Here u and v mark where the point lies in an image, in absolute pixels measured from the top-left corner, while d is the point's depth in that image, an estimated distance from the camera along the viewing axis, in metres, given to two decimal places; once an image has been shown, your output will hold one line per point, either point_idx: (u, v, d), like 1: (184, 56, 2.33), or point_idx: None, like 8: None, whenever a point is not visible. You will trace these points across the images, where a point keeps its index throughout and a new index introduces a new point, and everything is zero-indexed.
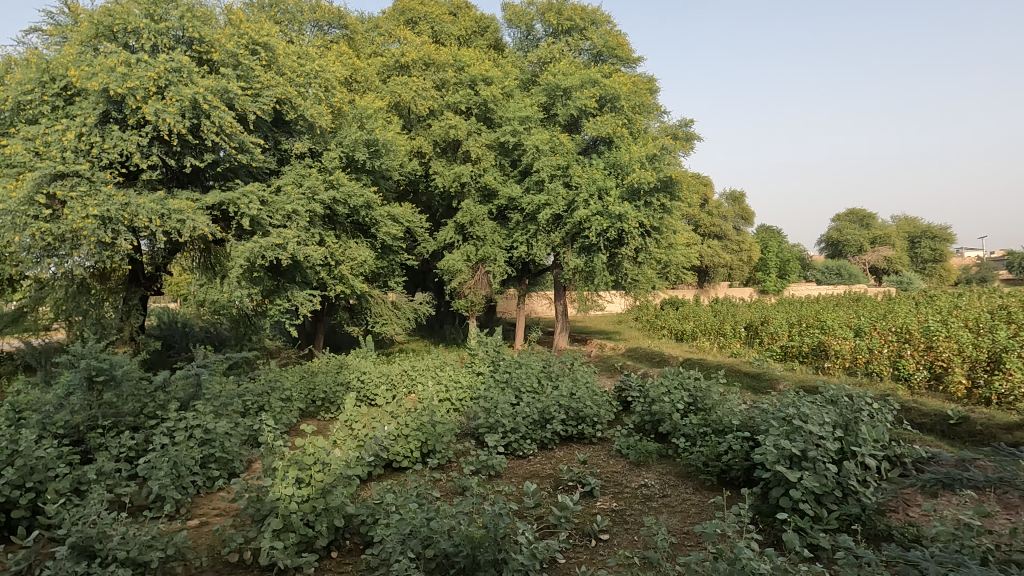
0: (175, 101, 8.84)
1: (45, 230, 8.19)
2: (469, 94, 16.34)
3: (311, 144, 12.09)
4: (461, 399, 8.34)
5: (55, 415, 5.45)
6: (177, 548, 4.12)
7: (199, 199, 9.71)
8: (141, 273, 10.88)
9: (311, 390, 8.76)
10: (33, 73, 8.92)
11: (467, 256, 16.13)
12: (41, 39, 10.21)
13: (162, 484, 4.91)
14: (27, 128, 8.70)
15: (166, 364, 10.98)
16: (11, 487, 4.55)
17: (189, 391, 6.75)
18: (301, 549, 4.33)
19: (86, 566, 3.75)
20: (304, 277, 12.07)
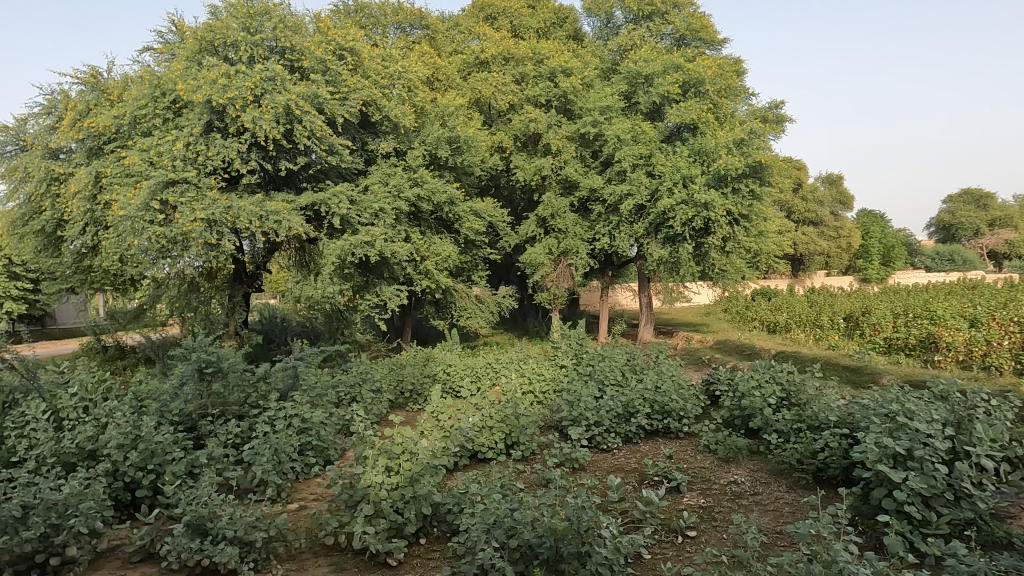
0: (270, 107, 9.37)
1: (161, 233, 8.90)
2: (549, 86, 16.53)
3: (396, 143, 12.46)
4: (545, 391, 8.38)
5: (172, 403, 5.93)
6: (279, 529, 4.35)
7: (293, 200, 10.22)
8: (244, 272, 11.62)
9: (400, 382, 9.08)
10: (147, 89, 9.68)
11: (550, 249, 16.17)
12: (153, 57, 11.05)
13: (265, 469, 5.24)
14: (143, 140, 9.44)
15: (268, 357, 11.71)
16: (135, 468, 5.00)
17: (288, 382, 7.14)
18: (392, 535, 4.49)
19: (199, 543, 4.07)
20: (392, 272, 12.31)
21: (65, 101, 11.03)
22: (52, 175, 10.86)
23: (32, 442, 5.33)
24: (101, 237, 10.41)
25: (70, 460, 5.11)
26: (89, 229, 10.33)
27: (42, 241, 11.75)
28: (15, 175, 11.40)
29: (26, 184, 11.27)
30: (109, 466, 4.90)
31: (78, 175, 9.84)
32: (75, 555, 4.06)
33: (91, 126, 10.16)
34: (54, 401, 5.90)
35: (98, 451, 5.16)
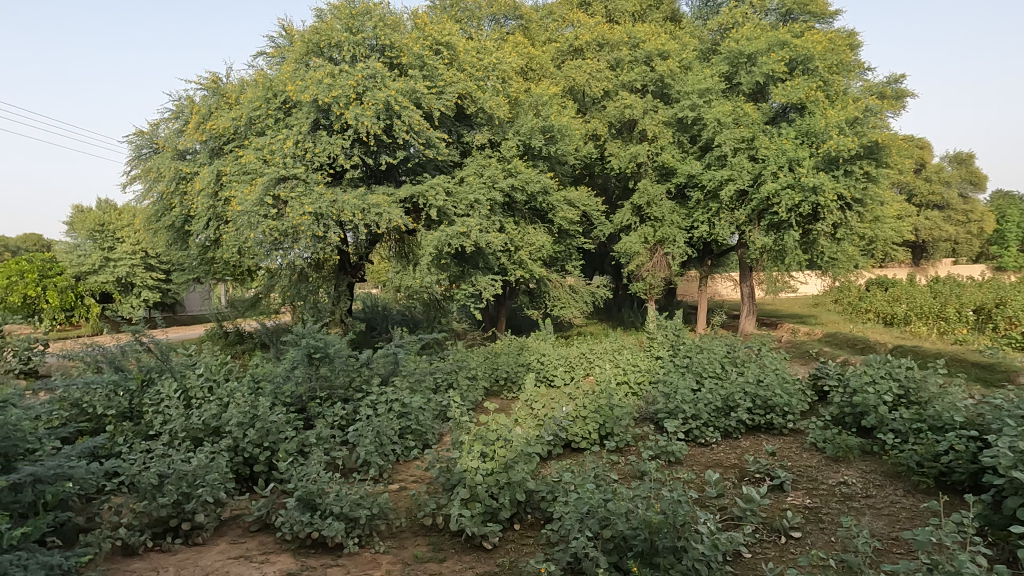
0: (372, 104, 9.74)
1: (274, 227, 9.50)
2: (645, 70, 16.17)
3: (491, 135, 12.61)
4: (640, 382, 8.24)
5: (284, 385, 6.34)
6: (381, 508, 4.54)
7: (393, 192, 10.60)
8: (348, 263, 12.20)
9: (494, 370, 9.23)
10: (261, 91, 10.32)
11: (646, 238, 15.85)
12: (266, 61, 11.77)
13: (367, 450, 5.49)
14: (257, 139, 10.10)
15: (370, 343, 12.26)
16: (253, 444, 5.41)
17: (389, 367, 7.43)
18: (487, 519, 4.58)
19: (310, 516, 4.34)
20: (487, 262, 12.50)
21: (191, 105, 11.99)
22: (180, 175, 11.84)
23: (166, 418, 5.88)
24: (222, 230, 11.26)
25: (197, 435, 5.59)
26: (212, 223, 11.21)
27: (173, 235, 12.88)
28: (149, 176, 12.55)
29: (159, 183, 12.38)
30: (231, 442, 5.32)
31: (202, 174, 10.68)
32: (202, 521, 4.44)
33: (213, 128, 10.98)
34: (184, 381, 6.47)
35: (221, 428, 5.61)
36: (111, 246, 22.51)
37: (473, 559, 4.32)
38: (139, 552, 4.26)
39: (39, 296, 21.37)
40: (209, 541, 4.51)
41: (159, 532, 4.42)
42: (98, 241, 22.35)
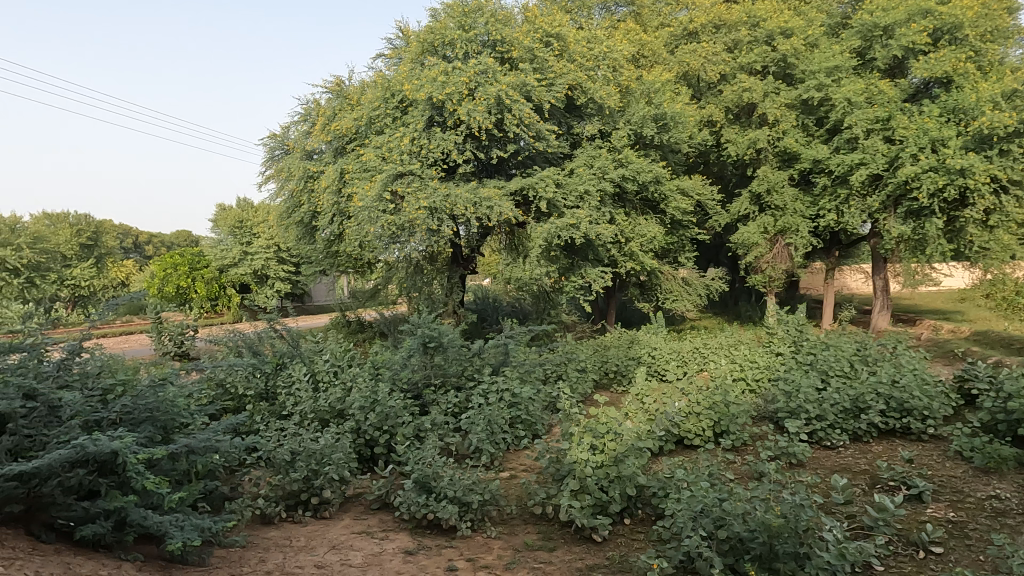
0: (484, 99, 9.93)
1: (392, 221, 9.95)
2: (766, 50, 15.30)
3: (601, 125, 12.46)
4: (758, 379, 7.86)
5: (401, 372, 6.63)
6: (493, 494, 4.65)
7: (504, 185, 10.75)
8: (461, 255, 12.55)
9: (604, 362, 9.16)
10: (380, 92, 10.81)
11: (765, 228, 15.05)
12: (384, 62, 12.31)
13: (479, 438, 5.63)
14: (377, 138, 10.60)
15: (482, 334, 12.55)
16: (374, 427, 5.72)
17: (499, 357, 7.56)
18: (597, 511, 4.56)
19: (426, 498, 4.54)
20: (597, 254, 12.39)
21: (317, 108, 12.80)
22: (308, 174, 12.69)
23: (297, 399, 6.35)
24: (345, 225, 11.95)
25: (324, 416, 6.00)
26: (336, 219, 11.92)
27: (302, 230, 13.84)
28: (281, 175, 13.55)
29: (290, 182, 13.33)
30: (354, 424, 5.66)
31: (328, 172, 11.38)
32: (329, 497, 4.76)
33: (337, 129, 11.67)
34: (312, 365, 6.95)
35: (345, 411, 5.99)
36: (248, 241, 24.56)
37: (583, 549, 4.32)
38: (274, 522, 4.63)
39: (190, 287, 23.75)
40: (335, 515, 4.83)
41: (291, 504, 4.80)
42: (238, 237, 24.46)
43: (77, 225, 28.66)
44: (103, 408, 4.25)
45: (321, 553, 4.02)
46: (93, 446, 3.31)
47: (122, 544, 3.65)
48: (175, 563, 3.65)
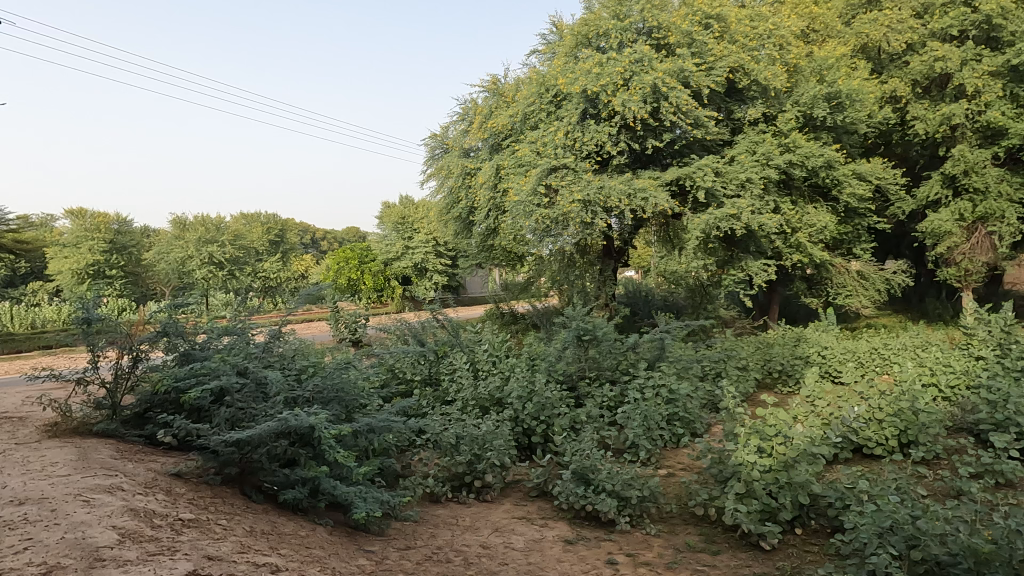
0: (638, 88, 9.73)
1: (546, 215, 10.09)
2: (965, 12, 13.44)
3: (765, 108, 11.69)
4: (953, 385, 6.96)
5: (557, 364, 6.71)
6: (652, 491, 4.56)
7: (659, 176, 10.48)
8: (613, 248, 12.43)
9: (767, 361, 8.62)
10: (534, 88, 10.98)
11: (960, 215, 13.27)
12: (538, 58, 12.50)
13: (636, 433, 5.55)
14: (531, 133, 10.81)
15: (634, 328, 12.35)
16: (532, 417, 5.87)
17: (655, 352, 7.38)
18: (764, 518, 4.30)
19: (584, 490, 4.58)
20: (759, 246, 11.67)
21: (475, 108, 13.32)
22: (466, 171, 13.26)
23: (459, 386, 6.67)
24: (500, 220, 12.34)
25: (484, 404, 6.26)
26: (491, 213, 12.33)
27: (459, 225, 14.51)
28: (441, 173, 14.28)
29: (449, 180, 14.01)
30: (513, 413, 5.86)
31: (484, 169, 11.81)
32: (491, 481, 4.96)
33: (493, 126, 12.06)
34: (472, 354, 7.26)
35: (504, 399, 6.20)
36: (410, 236, 26.21)
37: (749, 557, 4.10)
38: (441, 501, 4.92)
39: (359, 279, 25.86)
40: (496, 499, 5.02)
41: (456, 485, 5.07)
42: (401, 233, 26.20)
43: (267, 224, 32.32)
44: (299, 387, 4.78)
45: (485, 534, 4.20)
46: (295, 420, 3.76)
47: (316, 509, 4.08)
48: (359, 530, 4.02)
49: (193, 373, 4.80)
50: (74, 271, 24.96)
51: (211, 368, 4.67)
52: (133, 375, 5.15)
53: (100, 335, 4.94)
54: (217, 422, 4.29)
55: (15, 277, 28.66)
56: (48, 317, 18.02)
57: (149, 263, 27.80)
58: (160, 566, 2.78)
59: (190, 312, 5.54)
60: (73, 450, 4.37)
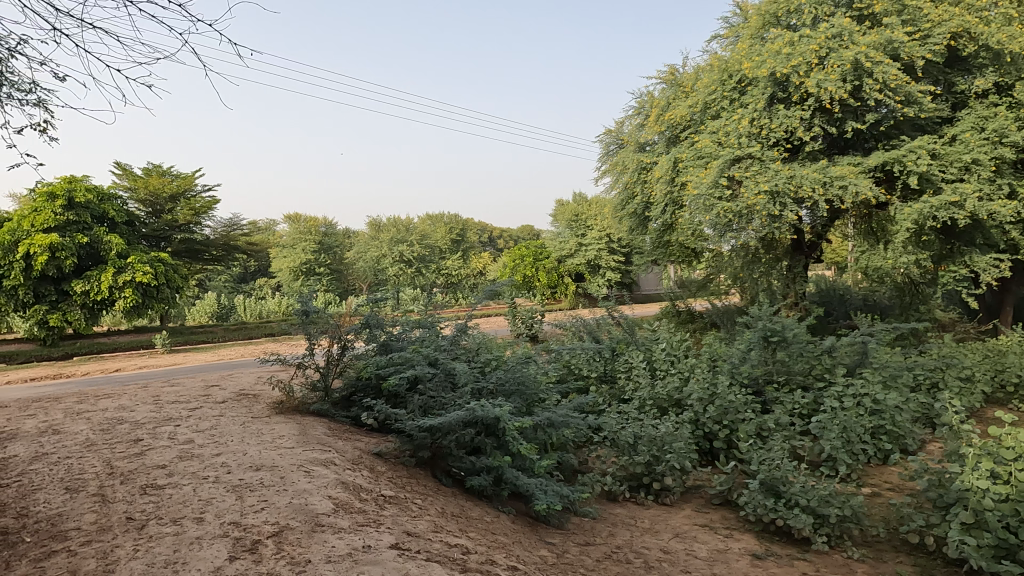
0: (837, 66, 8.84)
1: (728, 209, 9.59)
2: None
3: (997, 77, 10.02)
4: None
5: (741, 366, 6.33)
6: (853, 511, 4.13)
7: (861, 162, 9.44)
8: (805, 242, 11.48)
9: (1000, 372, 7.40)
10: (716, 75, 10.44)
11: None
12: (719, 43, 11.91)
13: (834, 445, 5.06)
14: (713, 123, 10.31)
15: (828, 329, 11.29)
16: (714, 421, 5.61)
17: (855, 357, 6.67)
18: (998, 555, 3.67)
19: (774, 503, 4.27)
20: (988, 237, 10.07)
21: (651, 100, 13.02)
22: (642, 165, 13.03)
23: (636, 385, 6.59)
24: (677, 214, 11.96)
25: (662, 404, 6.12)
26: (668, 208, 11.99)
27: (635, 221, 14.27)
28: (616, 169, 14.18)
29: (624, 175, 13.86)
30: (693, 415, 5.65)
31: (661, 162, 11.49)
32: (670, 484, 4.82)
33: (671, 119, 11.72)
34: (650, 353, 7.10)
35: (683, 400, 6.01)
36: (583, 233, 26.27)
37: None
38: (619, 500, 4.88)
39: (534, 276, 26.60)
40: (676, 503, 4.87)
41: (634, 486, 5.01)
42: (574, 229, 26.36)
43: (450, 224, 34.33)
44: (483, 379, 5.02)
45: (665, 537, 4.09)
46: (482, 410, 3.97)
47: (499, 497, 4.26)
48: (540, 521, 4.13)
49: (392, 362, 5.28)
50: (291, 269, 28.54)
51: (407, 358, 5.10)
52: (341, 361, 5.75)
53: (315, 325, 5.58)
54: (412, 408, 4.66)
55: (247, 273, 33.46)
56: (271, 309, 20.80)
57: (350, 261, 30.91)
58: (368, 536, 3.07)
59: (388, 305, 6.08)
60: (295, 426, 5.00)
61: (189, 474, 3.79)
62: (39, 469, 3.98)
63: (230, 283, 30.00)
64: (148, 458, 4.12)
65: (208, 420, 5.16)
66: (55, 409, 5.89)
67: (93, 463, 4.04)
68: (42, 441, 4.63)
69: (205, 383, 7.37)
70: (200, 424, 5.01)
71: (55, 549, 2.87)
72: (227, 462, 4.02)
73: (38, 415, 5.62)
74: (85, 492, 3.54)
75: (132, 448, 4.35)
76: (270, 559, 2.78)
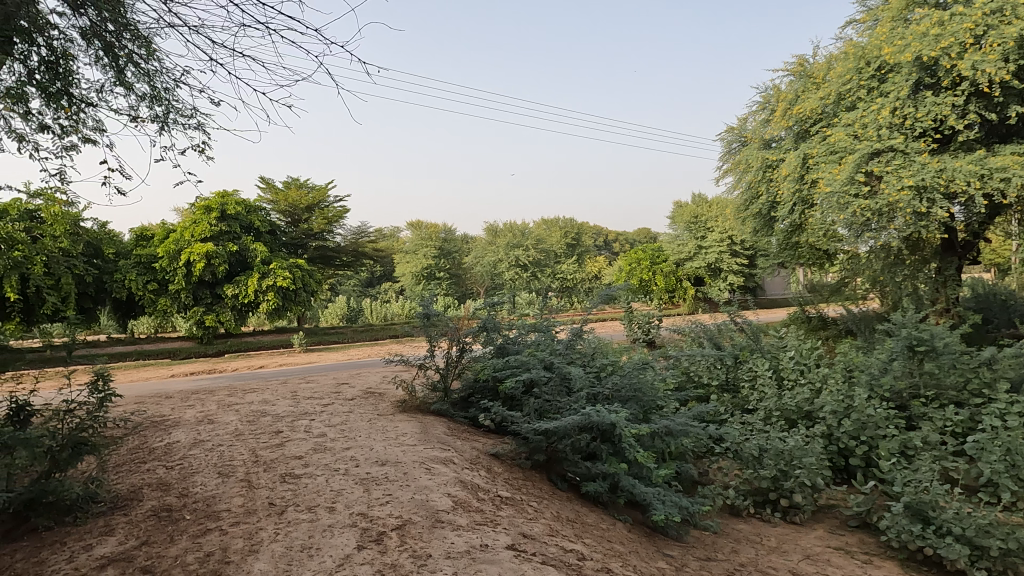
0: (997, 45, 7.92)
1: (865, 206, 8.92)
2: None
3: None
4: None
5: (882, 378, 5.81)
6: (1020, 544, 3.66)
7: None
8: (957, 242, 10.37)
9: None
10: (851, 63, 9.69)
11: None
12: (855, 29, 11.06)
13: (995, 469, 4.51)
14: (848, 115, 9.58)
15: (986, 338, 10.10)
16: (849, 437, 5.21)
17: (1021, 371, 5.91)
18: None
19: (921, 529, 3.89)
20: None
21: (778, 94, 12.33)
22: (767, 163, 12.40)
23: (761, 395, 6.26)
24: (807, 214, 11.24)
25: (791, 416, 5.78)
26: (797, 208, 11.31)
27: (759, 222, 13.56)
28: (739, 168, 13.57)
29: (748, 174, 13.24)
30: (826, 429, 5.28)
31: (789, 159, 10.86)
32: (800, 502, 4.53)
33: (800, 112, 11.06)
34: (776, 361, 6.72)
35: (814, 413, 5.63)
36: (703, 235, 25.30)
37: None
38: (743, 515, 4.65)
39: (651, 280, 26.05)
40: (806, 523, 4.55)
41: (759, 501, 4.76)
42: (693, 231, 25.46)
43: (565, 228, 34.38)
44: (599, 384, 4.97)
45: (794, 557, 3.83)
46: (597, 416, 3.94)
47: (615, 505, 4.21)
48: (658, 532, 4.02)
49: (508, 365, 5.38)
50: (413, 273, 29.86)
51: (522, 362, 5.17)
52: (460, 363, 5.94)
53: (435, 328, 5.81)
54: (528, 411, 4.73)
55: (374, 277, 35.43)
56: (395, 312, 21.87)
57: (468, 266, 31.82)
58: (485, 535, 3.14)
59: (504, 309, 6.20)
60: (417, 424, 5.21)
61: (322, 465, 4.07)
62: (196, 454, 4.44)
63: (359, 287, 31.90)
64: (287, 448, 4.47)
65: (339, 415, 5.52)
66: (210, 400, 6.55)
67: (241, 451, 4.44)
68: (200, 429, 5.17)
69: (337, 381, 7.89)
70: (332, 419, 5.36)
71: (209, 527, 3.18)
72: (355, 456, 4.27)
73: (196, 406, 6.27)
74: (234, 477, 3.90)
75: (274, 439, 4.74)
76: (394, 551, 2.92)
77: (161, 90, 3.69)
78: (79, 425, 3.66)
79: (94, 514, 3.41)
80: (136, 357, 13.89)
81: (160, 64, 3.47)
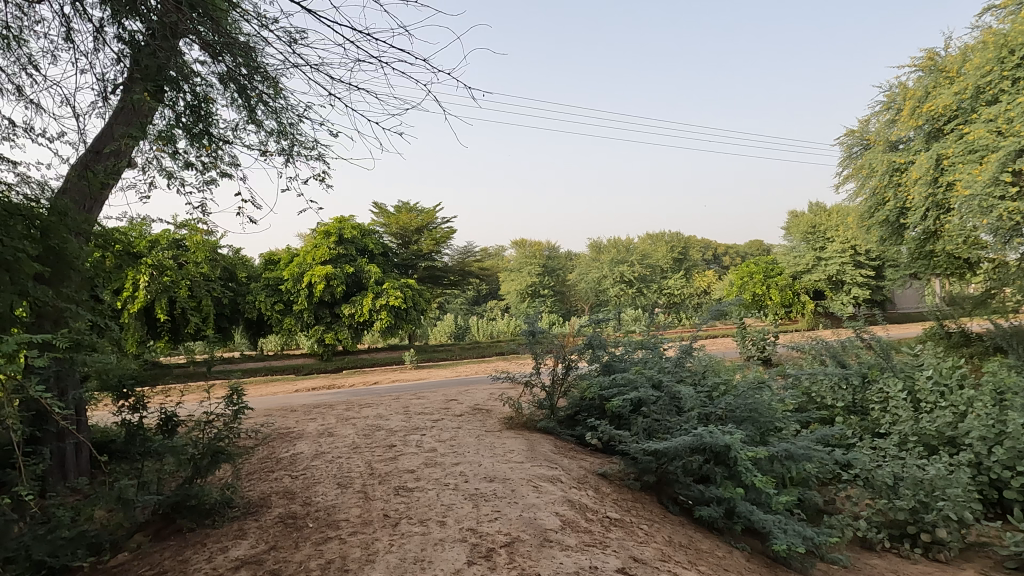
0: None
1: (1013, 209, 8.11)
2: None
3: None
4: None
5: None
6: None
7: None
8: None
9: None
10: (992, 52, 8.80)
11: None
12: (995, 15, 10.05)
13: None
14: (989, 109, 8.72)
15: None
16: (1002, 466, 4.68)
17: None
18: None
19: None
20: None
21: (905, 92, 11.42)
22: (895, 166, 11.55)
23: (895, 419, 5.78)
24: (944, 220, 10.30)
25: (931, 442, 5.28)
26: (931, 213, 10.42)
27: (886, 230, 12.57)
28: (862, 173, 12.69)
29: (872, 178, 12.35)
30: (973, 458, 4.76)
31: (920, 161, 10.15)
32: (945, 538, 4.12)
33: (932, 109, 10.22)
34: (912, 382, 6.15)
35: (958, 439, 5.10)
36: (822, 246, 23.70)
37: None
38: (877, 549, 4.27)
39: (766, 294, 24.77)
40: (953, 561, 4.10)
41: (897, 535, 4.36)
42: (811, 242, 23.94)
43: (671, 242, 33.55)
44: (712, 404, 4.77)
45: None
46: (710, 437, 3.80)
47: (732, 532, 4.01)
48: (780, 563, 3.78)
49: (615, 383, 5.31)
50: (518, 291, 30.23)
51: (631, 380, 5.08)
52: (565, 381, 5.93)
53: (540, 345, 5.83)
54: (636, 431, 4.64)
55: (481, 296, 36.18)
56: (501, 329, 22.16)
57: (573, 283, 31.78)
58: (595, 557, 3.07)
59: (609, 326, 6.11)
60: (525, 441, 5.24)
61: (433, 480, 4.18)
62: (318, 465, 4.71)
63: (466, 306, 32.68)
64: (400, 462, 4.64)
65: (449, 431, 5.65)
66: (330, 414, 6.92)
67: (359, 464, 4.65)
68: (321, 441, 5.48)
69: (446, 397, 8.10)
70: (442, 435, 5.50)
71: (330, 536, 3.35)
72: (464, 472, 4.35)
73: (317, 419, 6.66)
74: (352, 488, 4.10)
75: (388, 453, 4.92)
76: (503, 568, 2.93)
77: (287, 126, 3.99)
78: (217, 435, 3.93)
79: (230, 518, 3.69)
80: (265, 373, 15.00)
81: (285, 102, 3.76)
